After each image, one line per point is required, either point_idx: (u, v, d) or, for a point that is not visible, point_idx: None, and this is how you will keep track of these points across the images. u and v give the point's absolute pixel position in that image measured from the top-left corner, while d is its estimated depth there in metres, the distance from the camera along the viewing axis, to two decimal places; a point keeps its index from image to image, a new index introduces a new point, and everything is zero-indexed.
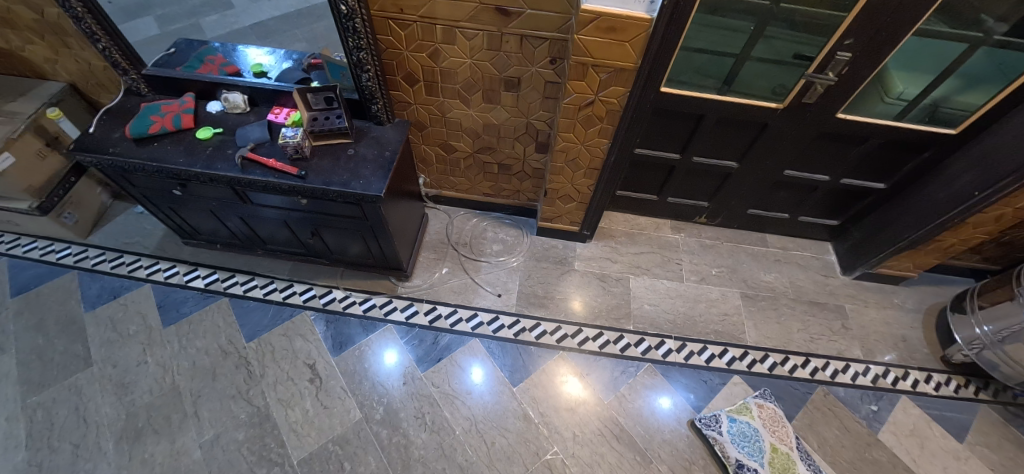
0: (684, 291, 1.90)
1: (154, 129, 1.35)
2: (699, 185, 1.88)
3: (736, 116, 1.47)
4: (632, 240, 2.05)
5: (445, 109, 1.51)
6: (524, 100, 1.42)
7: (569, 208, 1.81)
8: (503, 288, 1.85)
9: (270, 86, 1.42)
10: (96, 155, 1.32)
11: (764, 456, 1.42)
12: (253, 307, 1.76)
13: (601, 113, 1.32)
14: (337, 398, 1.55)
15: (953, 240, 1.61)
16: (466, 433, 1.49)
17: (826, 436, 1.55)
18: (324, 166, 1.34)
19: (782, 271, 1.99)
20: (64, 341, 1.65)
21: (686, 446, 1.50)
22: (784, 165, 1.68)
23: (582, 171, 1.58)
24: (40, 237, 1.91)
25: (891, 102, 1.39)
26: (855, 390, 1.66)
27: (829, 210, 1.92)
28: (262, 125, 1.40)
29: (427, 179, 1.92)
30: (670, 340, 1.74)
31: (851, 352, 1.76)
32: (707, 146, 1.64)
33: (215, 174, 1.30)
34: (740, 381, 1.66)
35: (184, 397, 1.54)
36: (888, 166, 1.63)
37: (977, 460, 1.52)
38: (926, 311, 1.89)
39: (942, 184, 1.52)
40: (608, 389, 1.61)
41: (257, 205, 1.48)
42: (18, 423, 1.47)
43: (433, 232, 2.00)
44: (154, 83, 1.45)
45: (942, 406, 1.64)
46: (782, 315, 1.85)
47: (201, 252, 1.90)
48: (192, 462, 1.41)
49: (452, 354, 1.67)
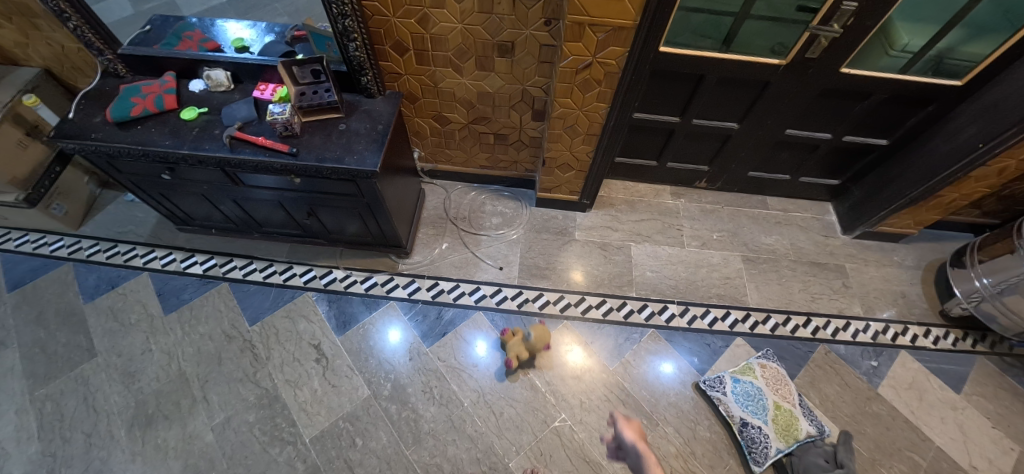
0: (686, 256, 1.89)
1: (135, 111, 1.30)
2: (698, 148, 1.85)
3: (737, 74, 1.42)
4: (632, 208, 2.03)
5: (437, 79, 1.46)
6: (519, 65, 1.37)
7: (568, 177, 1.78)
8: (504, 261, 1.84)
9: (252, 60, 1.35)
10: (78, 141, 1.27)
11: (767, 414, 1.43)
12: (254, 290, 1.75)
13: (599, 76, 1.28)
14: (345, 377, 1.56)
15: (954, 195, 1.61)
16: (474, 404, 1.51)
17: (827, 392, 1.58)
18: (316, 142, 1.30)
19: (782, 234, 1.99)
20: (66, 333, 1.64)
21: (691, 408, 1.53)
22: (785, 124, 1.64)
23: (580, 137, 1.53)
24: (31, 231, 1.87)
25: (896, 54, 1.35)
26: (856, 347, 1.68)
27: (829, 170, 1.90)
28: (248, 102, 1.35)
29: (422, 153, 1.88)
30: (673, 305, 1.76)
31: (851, 310, 1.78)
32: (707, 108, 1.60)
33: (203, 155, 1.26)
34: (743, 342, 1.68)
35: (191, 383, 1.54)
36: (890, 122, 1.60)
37: (974, 410, 1.55)
38: (926, 267, 1.90)
39: (945, 138, 1.49)
40: (613, 356, 1.62)
41: (249, 187, 1.44)
42: (27, 415, 1.48)
43: (431, 208, 1.97)
44: (132, 63, 1.38)
45: (940, 359, 1.66)
46: (783, 276, 1.86)
47: (196, 238, 1.88)
48: (204, 445, 1.43)
49: (456, 328, 1.67)
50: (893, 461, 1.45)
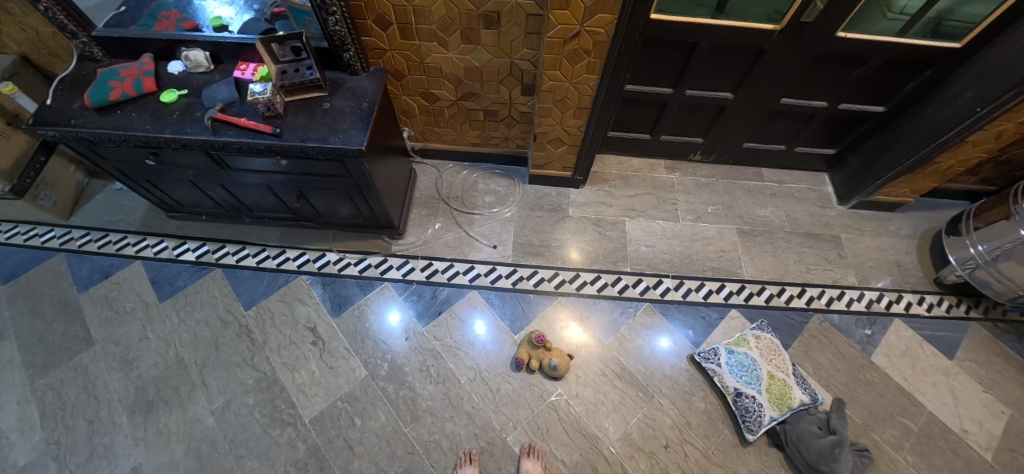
0: (681, 231, 1.88)
1: (114, 96, 1.27)
2: (692, 121, 1.82)
3: (731, 42, 1.38)
4: (626, 182, 2.01)
5: (423, 54, 1.42)
6: (506, 37, 1.33)
7: (560, 152, 1.75)
8: (498, 239, 1.83)
9: (231, 39, 1.31)
10: (57, 127, 1.24)
11: (761, 384, 1.44)
12: (248, 275, 1.74)
13: (588, 46, 1.23)
14: (342, 359, 1.57)
15: (951, 162, 1.59)
16: (471, 381, 1.53)
17: (820, 361, 1.60)
18: (300, 122, 1.27)
19: (777, 206, 1.97)
20: (62, 323, 1.64)
21: (686, 380, 1.55)
22: (781, 93, 1.61)
23: (571, 111, 1.50)
24: (20, 223, 1.85)
25: (893, 17, 1.31)
26: (850, 316, 1.69)
27: (825, 139, 1.88)
28: (229, 83, 1.32)
29: (411, 132, 1.85)
30: (668, 279, 1.76)
31: (846, 279, 1.78)
32: (700, 78, 1.56)
33: (186, 139, 1.24)
34: (737, 314, 1.68)
35: (189, 368, 1.55)
36: (888, 88, 1.56)
37: (966, 375, 1.57)
38: (921, 236, 1.89)
39: (943, 102, 1.46)
40: (608, 331, 1.63)
41: (236, 170, 1.42)
42: (29, 405, 1.49)
43: (423, 188, 1.95)
44: (107, 46, 1.34)
45: (934, 327, 1.67)
46: (778, 248, 1.86)
47: (187, 225, 1.87)
48: (206, 428, 1.45)
49: (452, 307, 1.67)
50: (885, 427, 1.47)
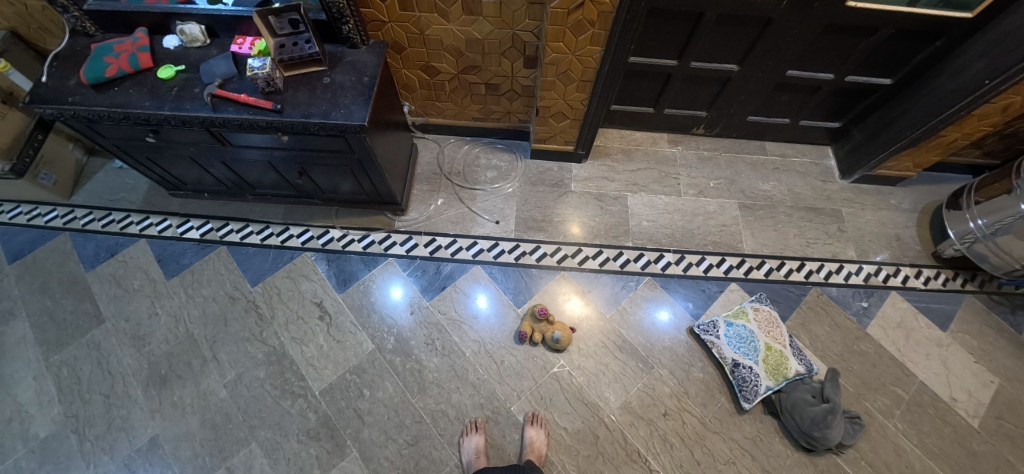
0: (683, 205, 1.89)
1: (110, 72, 1.24)
2: (697, 94, 1.80)
3: (739, 12, 1.33)
4: (629, 157, 2.01)
5: (423, 25, 1.39)
6: (508, 8, 1.29)
7: (563, 126, 1.74)
8: (500, 215, 1.84)
9: (227, 12, 1.28)
10: (55, 105, 1.22)
11: (758, 355, 1.48)
12: (253, 252, 1.76)
13: (592, 17, 1.20)
14: (349, 333, 1.60)
15: (956, 135, 1.58)
16: (476, 353, 1.56)
17: (817, 333, 1.63)
18: (301, 98, 1.26)
19: (780, 180, 1.97)
20: (72, 301, 1.66)
21: (685, 351, 1.59)
22: (788, 65, 1.58)
23: (574, 84, 1.48)
24: (23, 203, 1.85)
25: None
26: (848, 289, 1.72)
27: (830, 112, 1.86)
28: (226, 58, 1.29)
29: (412, 106, 1.83)
30: (669, 254, 1.77)
31: (845, 253, 1.80)
32: (706, 49, 1.53)
33: (186, 115, 1.23)
34: (737, 287, 1.71)
35: (200, 343, 1.58)
36: (897, 60, 1.53)
37: (958, 346, 1.61)
38: (922, 210, 1.90)
39: (952, 74, 1.43)
40: (610, 304, 1.66)
41: (237, 147, 1.41)
42: (46, 380, 1.53)
43: (424, 163, 1.94)
44: (100, 20, 1.31)
45: (929, 299, 1.70)
46: (779, 222, 1.87)
47: (190, 203, 1.87)
48: (219, 400, 1.49)
49: (455, 282, 1.70)
50: (878, 395, 1.52)
